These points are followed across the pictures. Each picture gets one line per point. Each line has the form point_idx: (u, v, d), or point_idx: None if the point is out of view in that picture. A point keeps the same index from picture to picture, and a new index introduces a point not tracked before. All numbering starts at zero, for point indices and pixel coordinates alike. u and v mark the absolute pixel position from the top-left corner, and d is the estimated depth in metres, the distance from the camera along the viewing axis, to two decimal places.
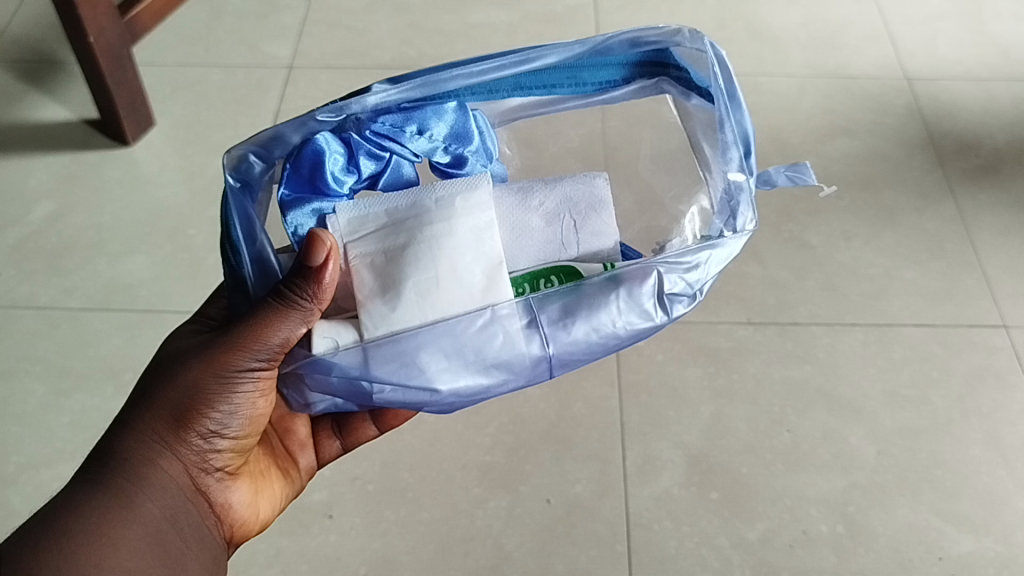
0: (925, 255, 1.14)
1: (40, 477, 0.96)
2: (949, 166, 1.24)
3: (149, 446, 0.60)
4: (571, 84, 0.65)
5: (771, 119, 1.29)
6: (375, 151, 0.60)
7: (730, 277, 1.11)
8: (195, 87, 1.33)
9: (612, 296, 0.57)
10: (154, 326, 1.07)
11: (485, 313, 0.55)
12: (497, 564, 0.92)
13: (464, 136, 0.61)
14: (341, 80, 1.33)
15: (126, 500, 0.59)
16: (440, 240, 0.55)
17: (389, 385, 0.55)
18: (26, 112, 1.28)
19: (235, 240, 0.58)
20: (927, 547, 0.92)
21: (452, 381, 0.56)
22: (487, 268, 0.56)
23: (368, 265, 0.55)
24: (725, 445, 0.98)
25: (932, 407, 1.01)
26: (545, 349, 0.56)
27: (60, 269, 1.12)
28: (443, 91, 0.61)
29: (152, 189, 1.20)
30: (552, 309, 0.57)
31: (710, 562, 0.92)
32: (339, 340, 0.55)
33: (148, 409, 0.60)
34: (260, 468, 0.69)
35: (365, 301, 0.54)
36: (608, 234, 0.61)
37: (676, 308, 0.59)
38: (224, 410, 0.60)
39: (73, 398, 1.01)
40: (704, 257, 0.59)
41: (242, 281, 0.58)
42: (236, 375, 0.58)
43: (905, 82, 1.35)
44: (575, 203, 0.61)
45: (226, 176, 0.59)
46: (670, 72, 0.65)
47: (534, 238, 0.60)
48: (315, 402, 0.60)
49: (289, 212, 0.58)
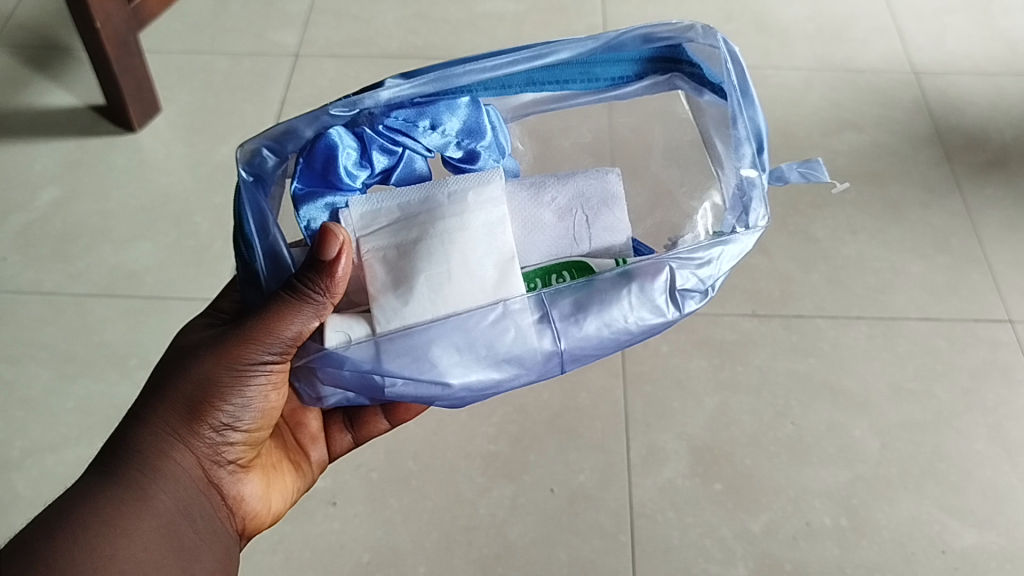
0: (931, 250, 1.14)
1: (44, 463, 0.96)
2: (956, 161, 1.24)
3: (163, 438, 0.60)
4: (584, 80, 0.65)
5: (778, 112, 1.29)
6: (388, 145, 0.59)
7: (735, 269, 1.11)
8: (201, 74, 1.33)
9: (623, 292, 0.57)
10: (159, 312, 1.07)
11: (497, 308, 0.55)
12: (501, 553, 0.92)
13: (477, 131, 0.60)
14: (347, 70, 1.33)
15: (140, 493, 0.59)
16: (452, 235, 0.55)
17: (400, 379, 0.55)
18: (31, 97, 1.28)
19: (249, 233, 0.57)
20: (930, 540, 0.92)
21: (464, 376, 0.55)
22: (499, 263, 0.56)
23: (380, 260, 0.55)
24: (729, 436, 0.98)
25: (936, 401, 1.01)
26: (556, 345, 0.56)
27: (66, 255, 1.12)
28: (456, 86, 0.61)
29: (157, 176, 1.20)
30: (564, 305, 0.57)
31: (714, 553, 0.92)
32: (351, 333, 0.55)
33: (161, 401, 0.60)
34: (272, 461, 0.69)
35: (377, 296, 0.54)
36: (620, 229, 0.60)
37: (688, 303, 0.59)
38: (237, 403, 0.60)
39: (77, 384, 1.01)
40: (716, 253, 0.59)
41: (255, 275, 0.58)
42: (249, 368, 0.58)
43: (912, 76, 1.34)
44: (588, 199, 0.61)
45: (241, 171, 0.60)
46: (683, 68, 0.65)
47: (546, 233, 0.60)
48: (327, 395, 0.59)
49: (302, 206, 0.58)
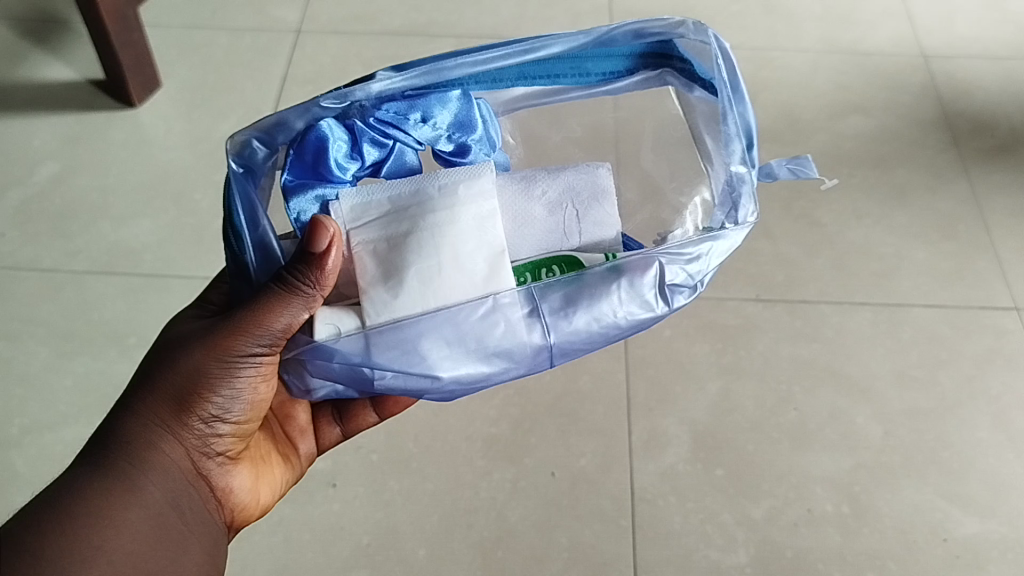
0: (937, 236, 1.13)
1: (43, 441, 0.95)
2: (964, 146, 1.23)
3: (151, 429, 0.59)
4: (575, 74, 0.63)
5: (783, 95, 1.28)
6: (379, 138, 0.59)
7: (740, 252, 1.11)
8: (202, 50, 1.31)
9: (613, 286, 0.56)
10: (159, 290, 1.06)
11: (487, 301, 0.54)
12: (501, 537, 0.91)
13: (468, 124, 0.60)
14: (350, 47, 1.32)
15: (128, 484, 0.58)
16: (443, 228, 0.54)
17: (390, 372, 0.54)
18: (30, 71, 1.26)
19: (240, 225, 0.56)
20: (931, 528, 0.92)
21: (453, 369, 0.55)
22: (490, 256, 0.54)
23: (370, 252, 0.54)
24: (731, 422, 0.98)
25: (940, 389, 1.01)
26: (546, 338, 0.56)
27: (65, 232, 1.11)
28: (446, 80, 0.59)
29: (157, 153, 1.19)
30: (554, 298, 0.56)
31: (715, 539, 0.91)
32: (340, 326, 0.54)
33: (151, 392, 0.59)
34: (259, 452, 0.69)
35: (367, 289, 0.53)
36: (609, 225, 0.59)
37: (677, 299, 0.58)
38: (226, 394, 0.59)
39: (76, 362, 1.01)
40: (705, 248, 0.58)
41: (245, 267, 0.57)
42: (239, 360, 0.57)
43: (921, 59, 1.33)
44: (578, 192, 0.59)
45: (230, 162, 0.58)
46: (674, 63, 0.64)
47: (536, 228, 0.58)
48: (316, 388, 0.59)
49: (292, 198, 0.57)
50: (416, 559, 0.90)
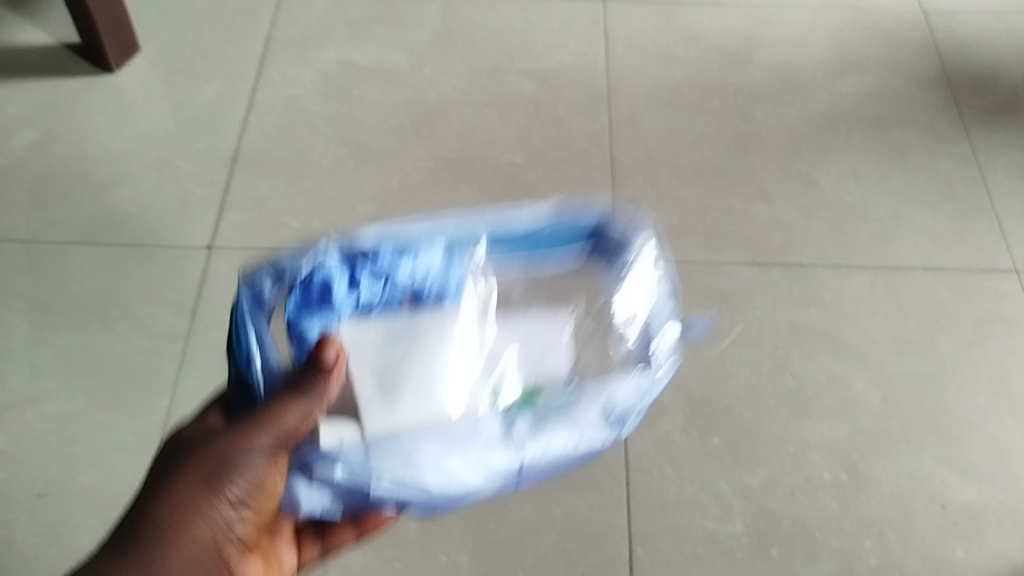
0: (936, 197, 1.11)
1: (23, 416, 0.93)
2: (964, 104, 1.20)
3: (173, 512, 0.54)
4: (523, 248, 0.63)
5: (780, 54, 1.25)
6: (363, 300, 0.60)
7: (735, 216, 1.09)
8: (182, 12, 1.28)
9: (586, 403, 0.58)
10: (141, 261, 1.04)
11: (471, 422, 0.56)
12: (493, 509, 0.89)
13: (444, 283, 0.60)
14: (335, 9, 1.29)
15: (149, 568, 0.52)
16: (436, 353, 0.57)
17: (387, 479, 0.54)
18: (4, 34, 1.22)
19: (249, 351, 0.58)
20: (930, 495, 0.90)
21: (443, 483, 0.55)
22: (485, 392, 0.58)
23: (368, 375, 0.56)
24: (727, 389, 0.96)
25: (939, 353, 0.99)
26: (529, 451, 0.56)
27: (43, 201, 1.08)
28: (406, 238, 0.61)
29: (138, 119, 1.16)
30: (535, 411, 0.57)
31: (711, 509, 0.90)
32: (344, 438, 0.55)
33: (170, 478, 0.55)
34: (272, 542, 0.63)
35: (365, 403, 0.55)
36: (587, 365, 0.61)
37: (627, 427, 0.60)
38: (248, 486, 0.56)
39: (56, 335, 0.98)
40: (654, 372, 0.61)
41: (250, 390, 0.58)
42: (259, 452, 0.55)
43: (920, 15, 1.30)
44: (543, 339, 0.60)
45: (239, 281, 0.60)
46: (613, 247, 0.65)
47: (508, 360, 0.59)
48: (302, 502, 0.57)
49: (303, 321, 0.60)
50: (407, 531, 0.88)
